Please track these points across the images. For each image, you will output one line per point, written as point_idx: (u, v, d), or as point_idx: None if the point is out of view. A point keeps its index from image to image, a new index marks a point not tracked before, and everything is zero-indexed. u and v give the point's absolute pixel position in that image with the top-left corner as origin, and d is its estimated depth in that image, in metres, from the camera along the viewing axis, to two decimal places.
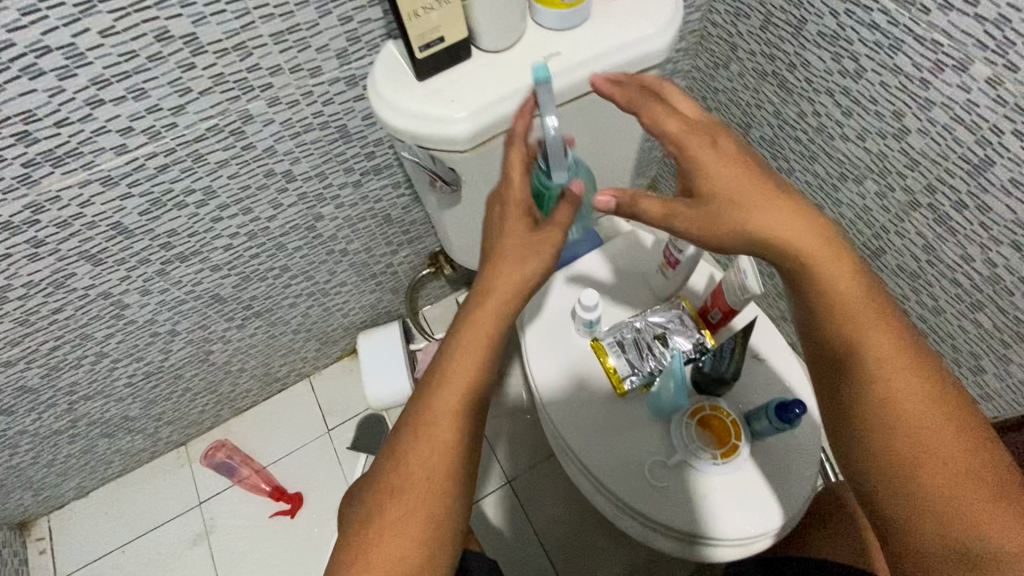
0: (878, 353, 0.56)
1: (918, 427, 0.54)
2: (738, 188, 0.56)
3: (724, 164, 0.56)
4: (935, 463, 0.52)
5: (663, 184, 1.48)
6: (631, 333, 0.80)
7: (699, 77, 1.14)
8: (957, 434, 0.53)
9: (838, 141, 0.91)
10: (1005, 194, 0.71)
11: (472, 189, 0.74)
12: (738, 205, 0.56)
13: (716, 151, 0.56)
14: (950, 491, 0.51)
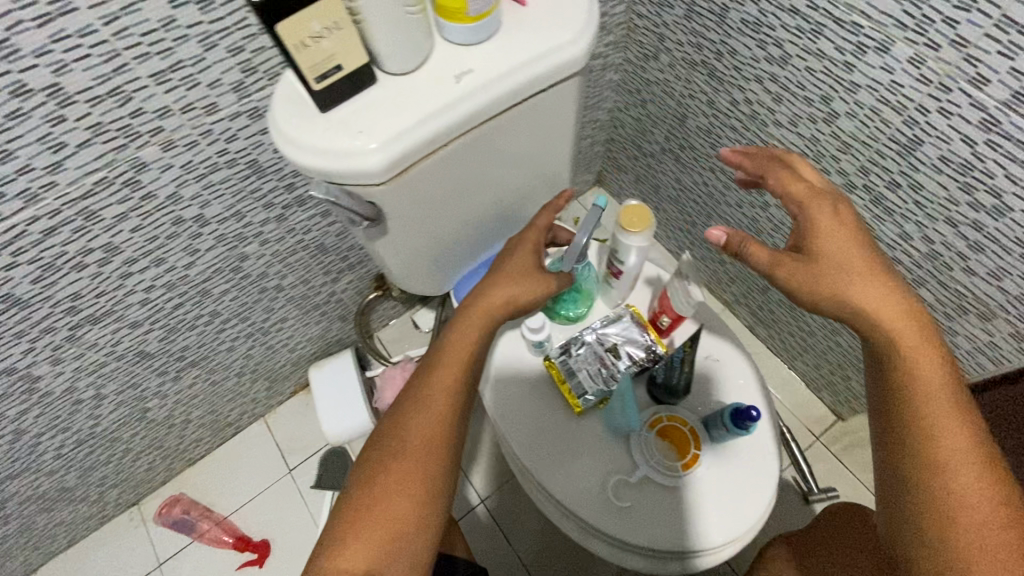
0: (922, 392, 0.55)
1: (947, 464, 0.53)
2: (827, 240, 0.60)
3: (824, 222, 0.61)
4: (958, 498, 0.52)
5: (611, 178, 1.46)
6: (582, 347, 0.78)
7: (632, 70, 1.12)
8: (991, 485, 0.52)
9: (772, 128, 0.90)
10: (934, 173, 0.71)
11: (399, 219, 0.70)
12: (813, 254, 0.60)
13: (829, 212, 0.61)
14: (969, 525, 0.51)
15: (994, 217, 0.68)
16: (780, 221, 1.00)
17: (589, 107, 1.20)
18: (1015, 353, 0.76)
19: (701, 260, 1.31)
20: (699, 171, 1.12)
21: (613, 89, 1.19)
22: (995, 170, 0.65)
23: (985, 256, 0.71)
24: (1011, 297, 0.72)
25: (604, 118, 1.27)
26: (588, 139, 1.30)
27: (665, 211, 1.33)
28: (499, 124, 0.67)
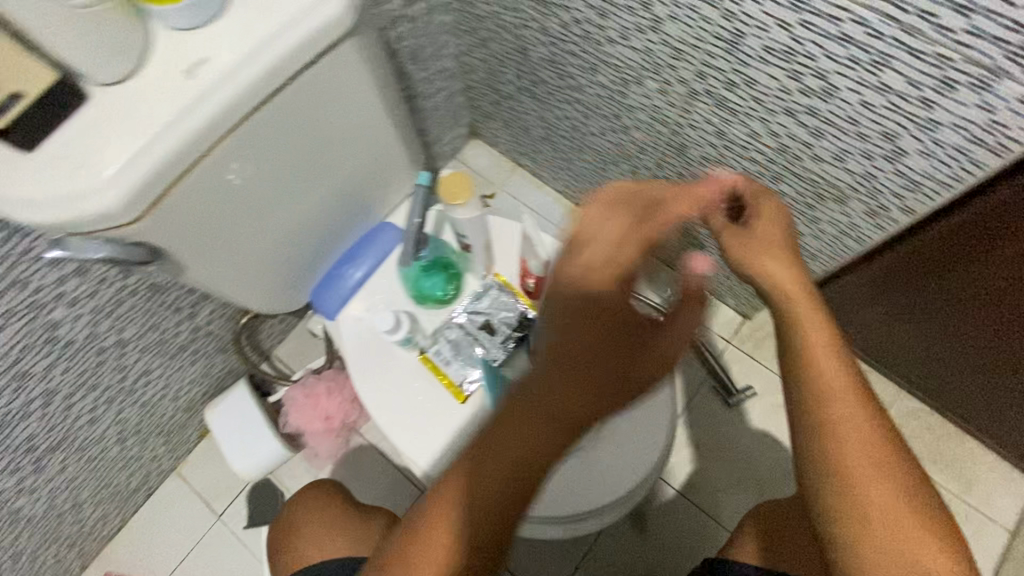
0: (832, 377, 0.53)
1: (861, 443, 0.51)
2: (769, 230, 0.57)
3: (762, 203, 0.58)
4: (872, 485, 0.50)
5: (483, 128, 1.37)
6: (454, 333, 0.73)
7: (461, 8, 1.00)
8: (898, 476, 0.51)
9: (607, 46, 0.83)
10: (763, 64, 0.66)
11: (192, 249, 0.60)
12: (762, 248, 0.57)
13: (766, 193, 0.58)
14: (885, 514, 0.50)
15: (826, 99, 0.64)
16: (643, 141, 0.95)
17: (429, 59, 1.08)
18: (873, 228, 0.76)
19: (589, 194, 1.26)
20: (558, 104, 1.05)
21: (450, 32, 1.08)
22: (815, 51, 0.60)
23: (826, 141, 0.69)
24: (858, 176, 0.70)
25: (452, 67, 1.16)
26: (442, 93, 1.19)
27: (542, 151, 1.26)
28: (271, 115, 0.56)
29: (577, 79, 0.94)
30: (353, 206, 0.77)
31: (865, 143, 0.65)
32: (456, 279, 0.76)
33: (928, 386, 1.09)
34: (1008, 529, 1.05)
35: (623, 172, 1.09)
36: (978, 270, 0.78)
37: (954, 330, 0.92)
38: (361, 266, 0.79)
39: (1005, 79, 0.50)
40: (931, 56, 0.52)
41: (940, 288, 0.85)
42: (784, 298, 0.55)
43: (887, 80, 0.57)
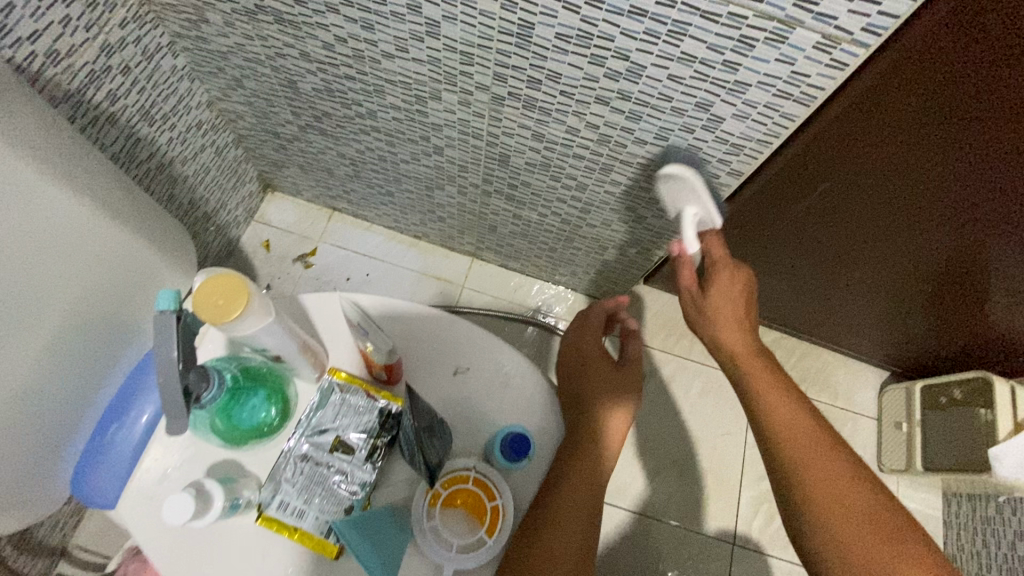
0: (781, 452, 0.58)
1: (822, 487, 0.55)
2: (579, 342, 0.66)
3: (590, 348, 0.64)
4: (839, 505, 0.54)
5: (277, 179, 1.15)
6: (296, 468, 0.54)
7: (192, 46, 0.79)
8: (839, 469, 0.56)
9: (385, 63, 0.69)
10: (562, 55, 0.58)
11: None
12: (580, 352, 0.65)
13: (583, 338, 0.66)
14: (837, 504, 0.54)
15: (633, 80, 0.59)
16: (462, 159, 0.85)
17: (171, 115, 0.85)
18: (709, 197, 0.75)
19: (422, 223, 1.13)
20: (355, 137, 0.89)
21: (190, 77, 0.86)
22: (610, 31, 0.53)
23: (644, 123, 0.64)
24: (683, 151, 0.67)
25: (209, 117, 0.93)
26: (207, 150, 0.96)
27: (354, 190, 1.09)
28: None
29: (364, 105, 0.80)
30: (103, 328, 0.57)
31: (682, 117, 0.62)
32: (285, 400, 0.55)
33: (783, 317, 1.16)
34: (872, 416, 1.18)
35: (450, 194, 0.97)
36: (817, 192, 0.74)
37: (796, 250, 0.92)
38: (138, 407, 0.56)
39: (798, 29, 0.47)
40: (725, 16, 0.48)
41: (772, 235, 0.89)
42: (575, 356, 0.65)
43: (688, 49, 0.53)
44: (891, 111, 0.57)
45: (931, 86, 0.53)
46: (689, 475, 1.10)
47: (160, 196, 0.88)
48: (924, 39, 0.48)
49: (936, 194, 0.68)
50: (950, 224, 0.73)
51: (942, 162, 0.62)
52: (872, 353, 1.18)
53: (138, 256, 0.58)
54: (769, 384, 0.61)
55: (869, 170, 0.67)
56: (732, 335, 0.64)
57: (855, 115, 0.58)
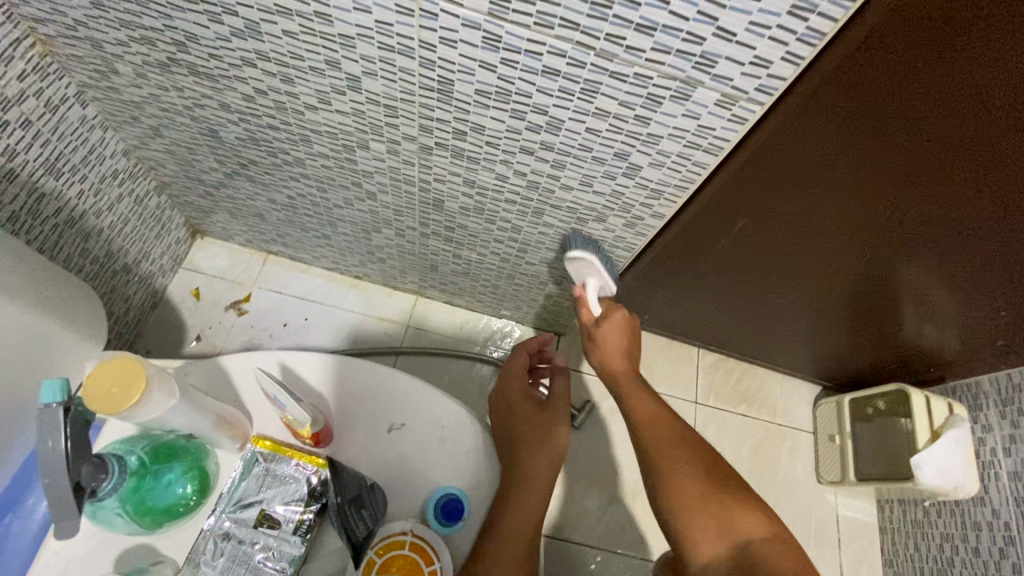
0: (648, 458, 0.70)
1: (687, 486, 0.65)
2: (504, 386, 0.74)
3: (513, 390, 0.73)
4: (698, 505, 0.64)
5: (207, 225, 1.11)
6: (216, 549, 0.50)
7: (103, 96, 0.76)
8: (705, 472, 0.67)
9: (308, 114, 0.68)
10: (483, 109, 0.59)
11: None
12: (505, 397, 0.73)
13: (507, 380, 0.74)
14: (709, 503, 0.64)
15: (554, 133, 0.60)
16: (396, 204, 0.84)
17: (82, 166, 0.80)
18: (637, 236, 0.78)
19: (363, 265, 1.11)
20: (284, 183, 0.87)
21: (103, 126, 0.82)
22: (526, 88, 0.55)
23: (569, 170, 0.66)
24: (607, 196, 0.69)
25: (126, 165, 0.89)
26: (125, 200, 0.91)
27: (289, 234, 1.06)
28: None
29: (291, 153, 0.78)
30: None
31: (603, 165, 0.64)
32: (202, 476, 0.52)
33: (721, 340, 1.21)
34: (808, 430, 1.24)
35: (387, 237, 0.96)
36: (759, 209, 0.72)
37: (742, 267, 0.90)
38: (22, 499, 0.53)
39: (698, 88, 0.50)
40: (631, 76, 0.51)
41: (700, 266, 0.92)
42: (501, 400, 0.73)
43: (602, 105, 0.55)
44: (792, 159, 0.61)
45: (824, 137, 0.57)
46: (642, 503, 1.10)
47: (71, 252, 0.83)
48: (812, 99, 0.51)
49: (840, 227, 0.73)
50: (855, 252, 0.79)
51: (844, 199, 0.67)
52: (803, 370, 1.24)
53: (33, 328, 0.54)
54: (672, 429, 0.72)
55: (781, 208, 0.71)
56: (626, 379, 0.79)
57: (761, 162, 0.62)
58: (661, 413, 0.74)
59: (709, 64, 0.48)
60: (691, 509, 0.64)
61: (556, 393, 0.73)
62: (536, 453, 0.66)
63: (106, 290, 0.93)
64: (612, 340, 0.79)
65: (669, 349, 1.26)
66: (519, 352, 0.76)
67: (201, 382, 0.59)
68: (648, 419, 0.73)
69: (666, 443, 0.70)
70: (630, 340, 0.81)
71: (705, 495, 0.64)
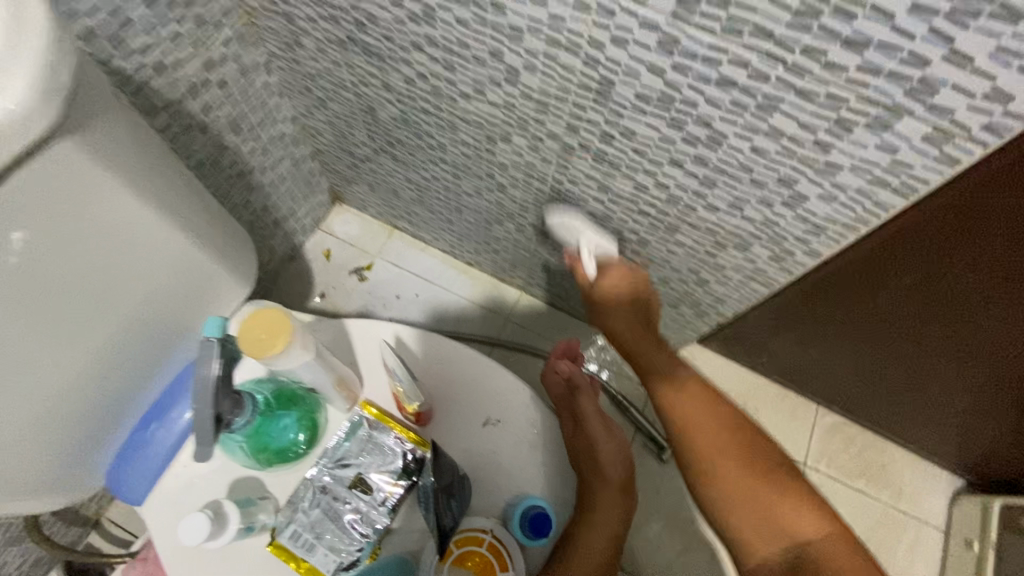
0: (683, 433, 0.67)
1: (714, 455, 0.65)
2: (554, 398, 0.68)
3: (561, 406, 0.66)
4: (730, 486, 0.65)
5: (346, 193, 1.19)
6: (314, 499, 0.53)
7: (287, 66, 0.84)
8: (739, 445, 0.66)
9: (461, 101, 0.70)
10: (639, 114, 0.56)
11: None
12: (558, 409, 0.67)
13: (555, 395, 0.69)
14: (742, 486, 0.64)
15: (713, 147, 0.55)
16: (523, 200, 0.84)
17: (258, 127, 0.90)
18: (780, 272, 0.70)
19: (477, 253, 1.13)
20: (422, 165, 0.91)
21: (280, 94, 0.91)
22: (694, 97, 0.51)
23: (719, 190, 0.61)
24: (758, 224, 0.63)
25: (291, 131, 0.98)
26: (285, 162, 1.00)
27: (416, 213, 1.11)
28: None
29: (436, 137, 0.81)
30: (164, 332, 0.60)
31: (762, 190, 0.58)
32: (314, 427, 0.56)
33: (845, 402, 1.07)
34: (940, 528, 1.05)
35: (507, 230, 0.97)
36: (919, 273, 0.63)
37: (885, 329, 0.79)
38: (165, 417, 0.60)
39: (905, 118, 0.43)
40: (823, 96, 0.45)
41: (819, 327, 0.86)
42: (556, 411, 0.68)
43: (777, 124, 0.49)
44: (942, 245, 0.56)
45: (986, 231, 0.52)
46: (722, 558, 1.01)
47: (237, 201, 0.93)
48: (973, 191, 0.47)
49: (986, 318, 0.66)
50: (999, 343, 0.71)
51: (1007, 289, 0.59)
52: (942, 457, 1.06)
53: (200, 262, 0.60)
54: (684, 383, 0.69)
55: (920, 289, 0.66)
56: (623, 327, 0.74)
57: (904, 244, 0.57)
58: (706, 393, 0.69)
59: (930, 91, 0.40)
60: (736, 496, 0.64)
61: (598, 416, 0.63)
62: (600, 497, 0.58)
63: (257, 239, 1.04)
64: (605, 294, 0.75)
65: (782, 402, 1.14)
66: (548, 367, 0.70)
67: (324, 340, 0.63)
68: (683, 408, 0.68)
69: (720, 454, 0.65)
70: (634, 289, 0.76)
71: (732, 463, 0.65)
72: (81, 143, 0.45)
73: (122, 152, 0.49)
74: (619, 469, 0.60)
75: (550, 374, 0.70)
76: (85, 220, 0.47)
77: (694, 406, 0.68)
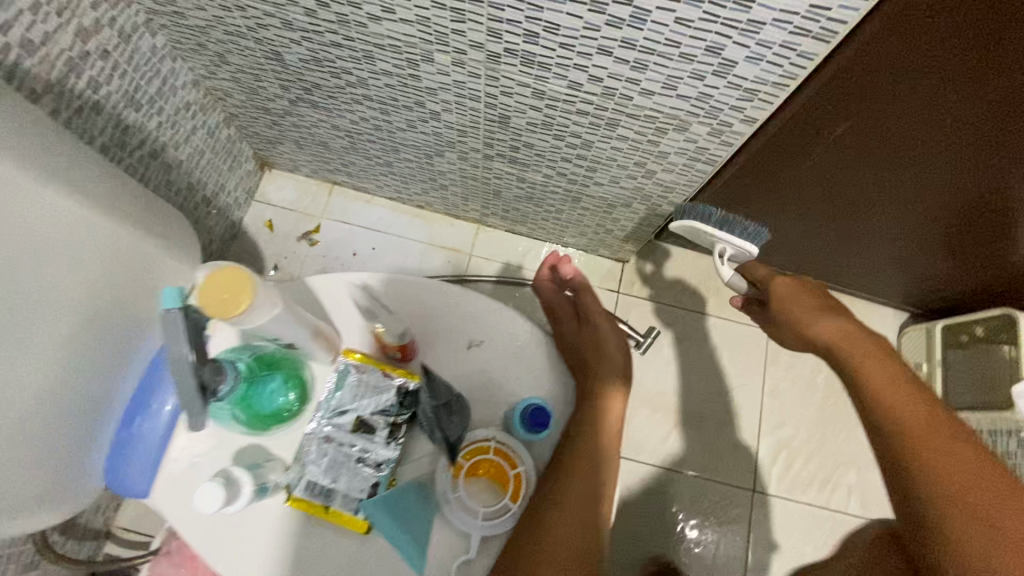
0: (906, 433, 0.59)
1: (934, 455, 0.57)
2: (550, 301, 0.76)
3: (561, 309, 0.75)
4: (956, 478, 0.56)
5: (274, 156, 1.12)
6: (318, 452, 0.54)
7: (171, 23, 0.75)
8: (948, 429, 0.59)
9: (372, 26, 0.66)
10: (559, 3, 0.54)
11: None
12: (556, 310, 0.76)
13: (552, 295, 0.76)
14: (946, 472, 0.56)
15: (639, 26, 0.54)
16: (460, 124, 0.81)
17: (158, 98, 0.82)
18: (721, 147, 0.71)
19: (425, 193, 1.10)
20: (347, 108, 0.86)
21: (172, 57, 0.82)
22: None
23: (651, 72, 0.60)
24: (693, 100, 0.63)
25: (196, 97, 0.90)
26: (199, 132, 0.93)
27: (353, 163, 1.06)
28: None
29: (354, 73, 0.76)
30: (119, 324, 0.57)
31: (692, 63, 0.58)
32: (302, 385, 0.56)
33: (799, 264, 1.12)
34: None
35: (450, 161, 0.94)
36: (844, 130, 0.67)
37: (826, 189, 0.84)
38: (160, 400, 0.58)
39: None
40: None
41: (776, 192, 0.86)
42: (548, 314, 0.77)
43: None
44: (896, 72, 0.55)
45: (940, 48, 0.51)
46: (708, 427, 1.10)
47: (158, 184, 0.86)
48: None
49: (935, 148, 0.68)
50: (923, 185, 0.77)
51: (929, 129, 0.64)
52: (890, 295, 1.15)
53: (138, 248, 0.56)
54: (859, 341, 0.68)
55: (874, 129, 0.66)
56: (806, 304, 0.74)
57: (858, 76, 0.56)
58: (878, 349, 0.66)
59: None
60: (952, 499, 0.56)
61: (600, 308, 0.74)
62: (606, 370, 0.68)
63: (191, 221, 0.98)
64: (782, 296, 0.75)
65: None
66: (543, 274, 0.77)
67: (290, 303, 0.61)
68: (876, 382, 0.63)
69: (921, 419, 0.60)
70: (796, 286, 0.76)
71: (928, 423, 0.59)
72: None
73: (6, 139, 0.44)
74: (618, 352, 0.71)
75: (545, 279, 0.77)
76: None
77: (871, 368, 0.65)
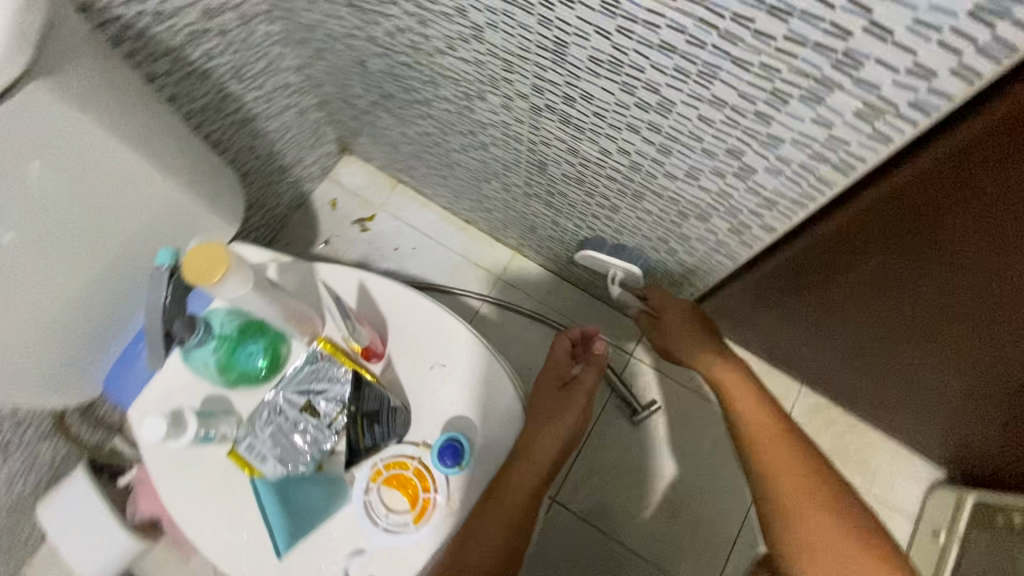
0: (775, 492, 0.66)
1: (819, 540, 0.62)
2: (556, 357, 0.73)
3: (558, 362, 0.72)
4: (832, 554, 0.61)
5: (353, 144, 1.23)
6: (266, 419, 0.60)
7: (286, 16, 0.86)
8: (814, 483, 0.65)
9: (438, 57, 0.71)
10: (595, 76, 0.57)
11: None
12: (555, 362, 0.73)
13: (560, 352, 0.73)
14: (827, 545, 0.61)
15: (664, 115, 0.56)
16: (505, 159, 0.85)
17: (261, 76, 0.93)
18: (741, 245, 0.70)
19: (472, 211, 1.16)
20: (414, 120, 0.93)
21: (283, 43, 0.93)
22: (640, 62, 0.51)
23: (675, 158, 0.61)
24: (713, 194, 0.63)
25: (296, 81, 1.01)
26: (290, 111, 1.04)
27: (415, 168, 1.14)
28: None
29: (422, 92, 0.83)
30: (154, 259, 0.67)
31: (713, 160, 0.58)
32: (275, 354, 0.62)
33: (831, 386, 1.07)
34: (909, 515, 1.06)
35: (495, 189, 0.98)
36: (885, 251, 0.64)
37: (863, 313, 0.79)
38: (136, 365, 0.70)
39: (835, 93, 0.43)
40: (757, 65, 0.44)
41: (811, 304, 0.84)
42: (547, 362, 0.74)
43: (719, 93, 0.49)
44: (940, 216, 0.54)
45: (987, 202, 0.49)
46: (682, 519, 1.06)
47: (242, 147, 0.98)
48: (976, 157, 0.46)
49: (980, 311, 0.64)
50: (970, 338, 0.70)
51: (979, 276, 0.59)
52: (925, 446, 1.04)
53: (186, 202, 0.66)
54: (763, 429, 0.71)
55: (920, 259, 0.62)
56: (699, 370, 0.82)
57: (900, 210, 0.55)
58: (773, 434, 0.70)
59: (854, 65, 0.40)
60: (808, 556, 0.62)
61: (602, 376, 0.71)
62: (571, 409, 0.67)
63: (264, 184, 1.10)
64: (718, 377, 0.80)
65: (766, 378, 1.14)
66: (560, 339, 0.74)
67: (292, 280, 0.68)
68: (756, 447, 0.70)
69: (796, 497, 0.65)
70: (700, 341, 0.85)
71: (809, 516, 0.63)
72: (59, 87, 0.49)
73: (99, 94, 0.53)
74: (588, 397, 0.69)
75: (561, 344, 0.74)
76: (72, 157, 0.52)
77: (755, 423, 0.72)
